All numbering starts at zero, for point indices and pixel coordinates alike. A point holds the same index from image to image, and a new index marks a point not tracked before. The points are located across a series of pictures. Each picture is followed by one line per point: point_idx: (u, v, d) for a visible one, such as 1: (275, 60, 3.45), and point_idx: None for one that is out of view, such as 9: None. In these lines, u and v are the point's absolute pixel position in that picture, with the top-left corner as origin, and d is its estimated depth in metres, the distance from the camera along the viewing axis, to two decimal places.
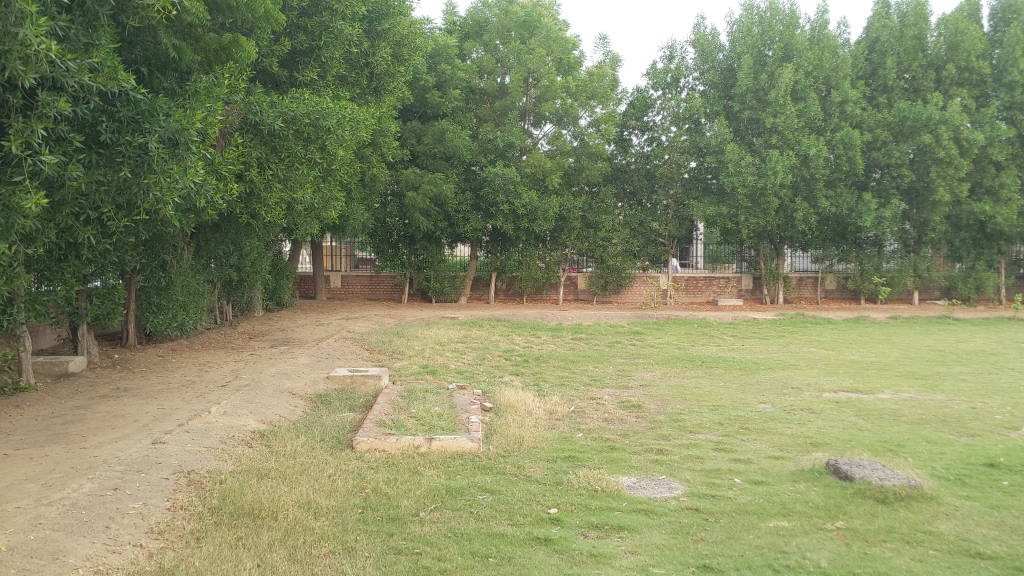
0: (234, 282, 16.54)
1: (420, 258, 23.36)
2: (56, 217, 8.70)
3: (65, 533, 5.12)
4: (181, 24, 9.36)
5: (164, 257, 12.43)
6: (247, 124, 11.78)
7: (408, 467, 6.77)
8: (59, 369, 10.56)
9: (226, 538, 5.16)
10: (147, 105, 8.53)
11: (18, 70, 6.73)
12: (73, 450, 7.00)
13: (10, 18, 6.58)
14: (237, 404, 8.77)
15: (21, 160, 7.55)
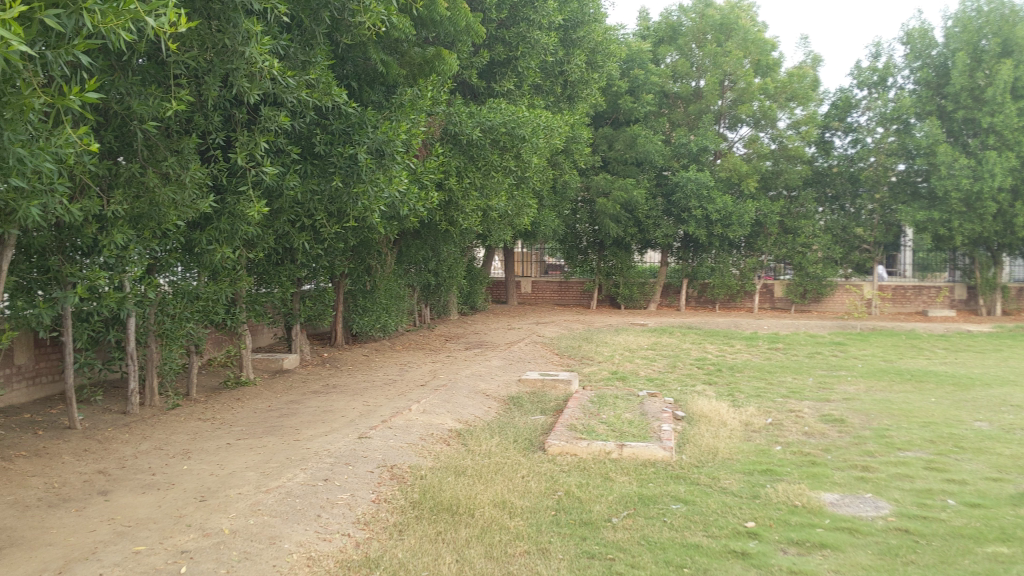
0: (432, 287, 17.16)
1: (610, 264, 23.46)
2: (275, 225, 9.35)
3: (282, 520, 5.48)
4: (389, 39, 9.82)
5: (370, 261, 13.05)
6: (448, 135, 12.20)
7: (600, 472, 6.79)
8: (275, 366, 11.33)
9: (427, 532, 5.37)
10: (357, 117, 8.96)
11: (245, 86, 7.33)
12: (287, 441, 7.49)
13: (238, 38, 7.06)
14: (435, 404, 9.09)
15: (245, 171, 8.16)
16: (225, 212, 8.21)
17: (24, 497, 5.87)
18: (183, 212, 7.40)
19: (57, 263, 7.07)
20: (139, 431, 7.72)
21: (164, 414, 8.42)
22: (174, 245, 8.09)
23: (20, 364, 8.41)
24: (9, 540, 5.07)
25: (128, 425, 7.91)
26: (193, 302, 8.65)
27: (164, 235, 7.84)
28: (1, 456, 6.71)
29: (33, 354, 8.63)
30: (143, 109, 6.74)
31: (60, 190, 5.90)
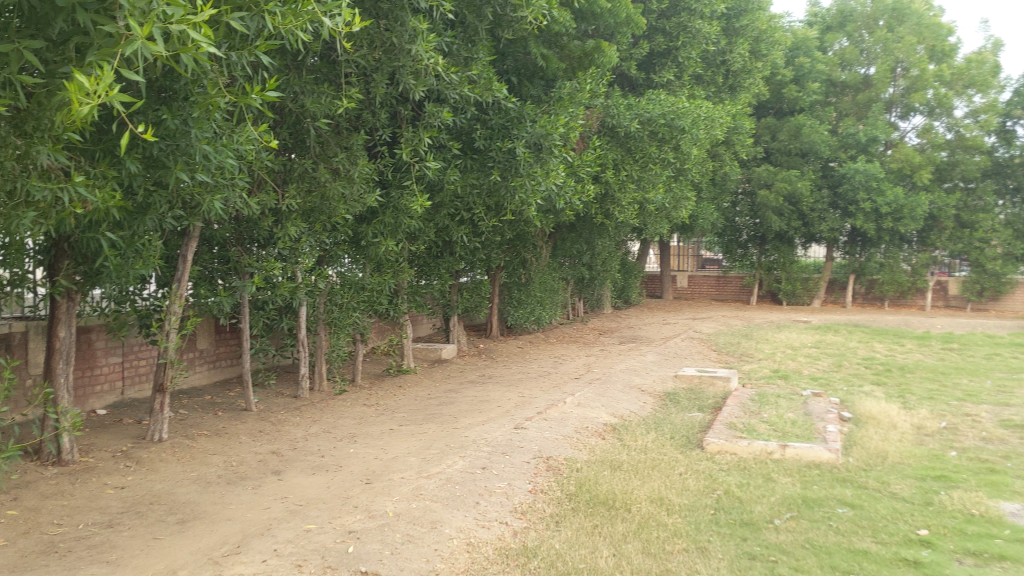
0: (587, 280, 17.16)
1: (770, 258, 22.82)
2: (436, 218, 9.58)
3: (442, 505, 5.62)
4: (549, 33, 9.87)
5: (526, 255, 13.16)
6: (606, 127, 12.17)
7: (761, 472, 6.63)
8: (433, 355, 11.60)
9: (584, 525, 5.37)
10: (516, 112, 9.02)
11: (411, 83, 7.55)
12: (446, 429, 7.67)
13: (405, 36, 7.26)
14: (590, 397, 9.10)
15: (409, 166, 8.39)
16: (390, 206, 8.47)
17: (206, 474, 6.25)
18: (351, 206, 7.71)
19: (236, 253, 7.49)
20: (309, 415, 8.09)
21: (331, 399, 8.79)
22: (342, 237, 8.43)
23: (202, 348, 8.96)
24: (193, 513, 5.41)
25: (298, 409, 8.30)
26: (360, 292, 8.95)
27: (332, 228, 8.17)
28: (185, 434, 7.17)
29: (214, 339, 9.18)
30: (315, 107, 7.06)
31: (240, 185, 6.24)
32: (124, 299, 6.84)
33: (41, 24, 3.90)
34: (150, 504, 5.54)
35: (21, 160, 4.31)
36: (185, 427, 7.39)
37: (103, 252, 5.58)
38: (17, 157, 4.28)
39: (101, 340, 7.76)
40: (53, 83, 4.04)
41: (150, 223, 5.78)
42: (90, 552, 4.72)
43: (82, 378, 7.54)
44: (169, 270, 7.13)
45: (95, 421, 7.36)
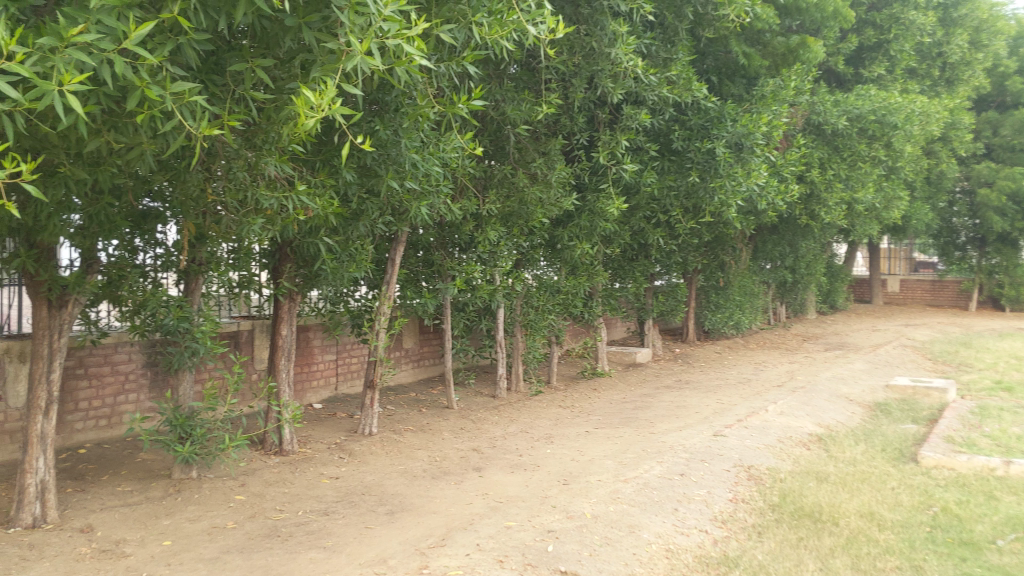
0: (788, 284, 16.62)
1: (992, 262, 21.26)
2: (631, 220, 9.58)
3: (641, 510, 5.61)
4: (752, 31, 9.67)
5: (724, 257, 12.92)
6: (811, 125, 11.76)
7: (982, 490, 6.20)
8: (629, 359, 11.59)
9: (788, 537, 5.21)
10: (716, 111, 8.81)
11: (609, 86, 7.60)
12: (643, 433, 7.64)
13: (605, 40, 7.32)
14: (794, 406, 8.82)
15: (607, 169, 8.42)
16: (585, 210, 8.53)
17: (412, 468, 6.51)
18: (548, 209, 7.85)
19: (439, 257, 7.77)
20: (508, 414, 8.27)
21: (528, 400, 8.95)
22: (539, 241, 8.56)
23: (408, 347, 9.36)
24: (401, 505, 5.66)
25: (498, 408, 8.50)
26: (556, 295, 9.03)
27: (530, 232, 8.30)
28: (393, 430, 7.50)
29: (418, 339, 9.55)
30: (516, 114, 7.22)
31: (445, 191, 6.46)
32: (338, 301, 7.22)
33: (272, 43, 4.19)
34: (361, 495, 5.84)
35: (252, 171, 4.66)
36: (393, 423, 7.73)
37: (320, 256, 5.94)
38: (249, 168, 4.63)
39: (317, 338, 8.24)
40: (281, 98, 4.30)
41: (363, 228, 6.10)
42: (308, 537, 5.02)
43: (301, 374, 8.03)
44: (379, 273, 7.49)
45: (311, 415, 7.82)
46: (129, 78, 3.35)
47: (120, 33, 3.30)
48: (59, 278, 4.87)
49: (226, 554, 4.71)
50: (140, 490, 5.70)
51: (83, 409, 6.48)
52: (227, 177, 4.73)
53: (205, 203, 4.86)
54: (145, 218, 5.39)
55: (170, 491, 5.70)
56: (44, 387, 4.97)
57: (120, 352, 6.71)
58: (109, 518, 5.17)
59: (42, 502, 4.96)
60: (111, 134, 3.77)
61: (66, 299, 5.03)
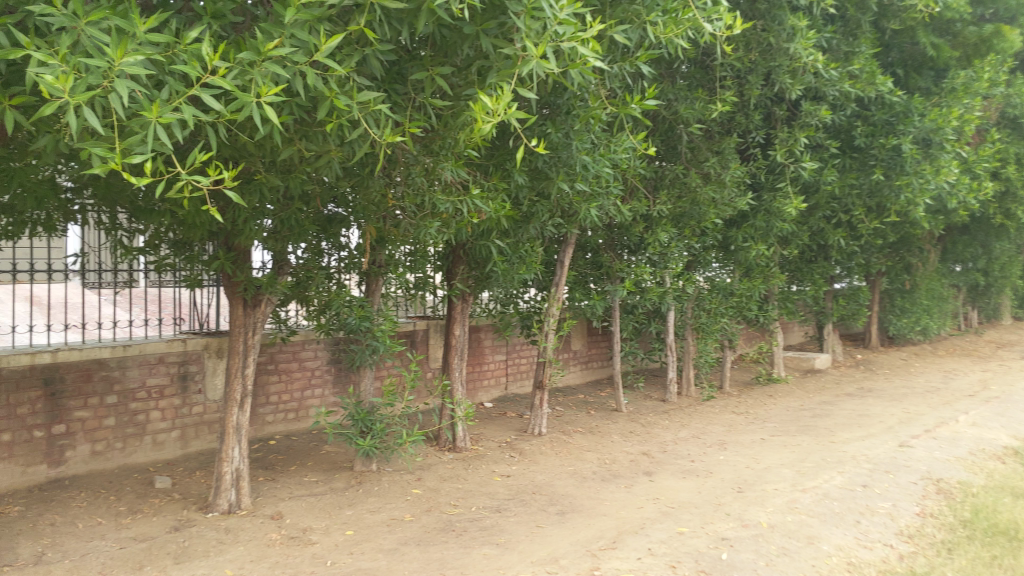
0: (980, 288, 15.63)
1: None
2: (810, 221, 9.26)
3: (820, 521, 5.41)
4: (941, 20, 9.21)
5: (910, 259, 12.27)
6: (1007, 118, 11.04)
7: None
8: (807, 365, 11.20)
9: (982, 555, 4.90)
10: (902, 106, 8.47)
11: (787, 82, 7.40)
12: (822, 442, 7.37)
13: (783, 35, 7.14)
14: (988, 417, 8.28)
15: (784, 168, 8.17)
16: (762, 210, 8.33)
17: (583, 469, 6.54)
18: (722, 210, 7.69)
19: (608, 259, 7.76)
20: (679, 419, 8.17)
21: (700, 405, 8.81)
22: (712, 242, 8.40)
23: (576, 349, 9.39)
24: (572, 505, 5.68)
25: (668, 412, 8.40)
26: (728, 299, 8.75)
27: (703, 234, 8.16)
28: (563, 431, 7.55)
29: (587, 341, 9.57)
30: (689, 113, 7.13)
31: (615, 193, 6.41)
32: (509, 302, 7.32)
33: (450, 52, 4.30)
34: (533, 494, 5.90)
35: (429, 176, 4.81)
36: (562, 424, 7.78)
37: (492, 258, 6.05)
38: (426, 173, 4.79)
39: (488, 338, 8.38)
40: (458, 105, 4.41)
41: (533, 230, 6.17)
42: (481, 533, 5.13)
43: (473, 373, 8.21)
44: (548, 274, 7.54)
45: (483, 414, 7.97)
46: (319, 89, 3.52)
47: (311, 46, 3.47)
48: (254, 279, 5.17)
49: (404, 546, 4.87)
50: (324, 481, 5.98)
51: (273, 403, 6.85)
52: (406, 183, 4.89)
53: (385, 207, 5.04)
54: (330, 222, 5.51)
55: (352, 483, 5.94)
56: (240, 380, 5.29)
57: (307, 350, 7.05)
58: (297, 506, 5.45)
59: (236, 490, 5.29)
60: (302, 143, 3.96)
61: (259, 299, 5.31)
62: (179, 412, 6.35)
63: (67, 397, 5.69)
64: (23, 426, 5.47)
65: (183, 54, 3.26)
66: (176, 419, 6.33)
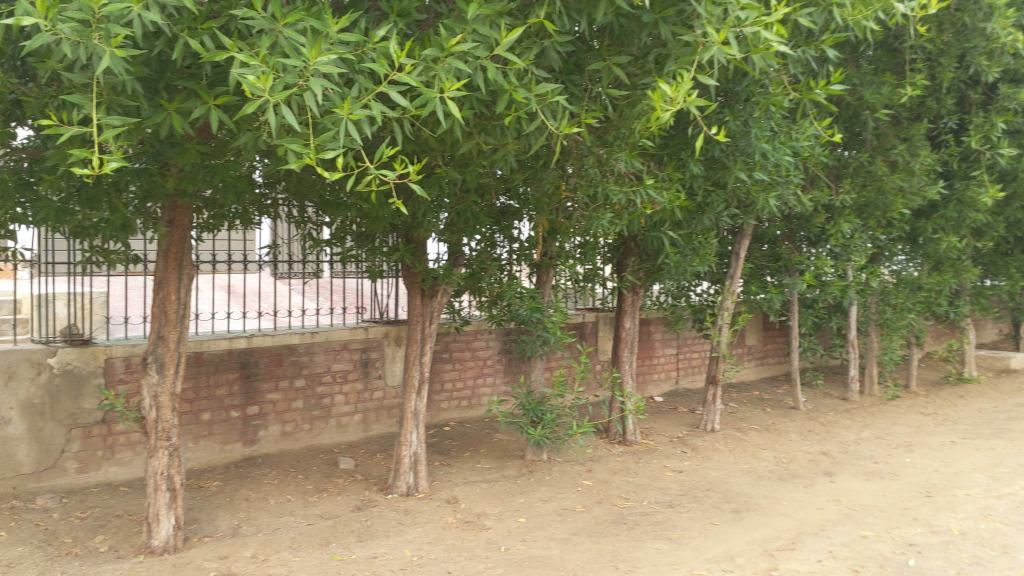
0: None
1: None
2: (1007, 212, 8.61)
3: (1018, 530, 5.06)
4: None
5: None
6: None
7: None
8: (1001, 365, 10.50)
9: None
10: None
11: (984, 64, 7.03)
12: (1019, 447, 6.89)
13: (979, 15, 6.83)
14: None
15: (980, 155, 7.68)
16: (954, 200, 7.86)
17: (758, 467, 6.37)
18: (910, 199, 7.22)
19: (787, 251, 7.58)
20: (861, 418, 7.84)
21: (884, 405, 8.42)
22: (898, 234, 8.01)
23: (751, 344, 9.15)
24: (747, 504, 5.55)
25: (848, 411, 8.08)
26: (917, 293, 8.32)
27: (889, 225, 7.78)
28: (737, 427, 7.38)
29: (762, 336, 9.31)
30: (875, 98, 6.81)
31: (795, 180, 6.11)
32: (680, 294, 7.13)
33: (627, 40, 4.18)
34: (706, 490, 5.80)
35: (603, 166, 4.77)
36: (736, 420, 7.61)
37: (664, 250, 5.97)
38: (600, 164, 4.75)
39: (659, 332, 8.29)
40: (635, 94, 4.33)
41: (707, 222, 6.07)
42: (654, 527, 5.08)
43: (644, 366, 8.15)
44: (721, 267, 7.41)
45: (654, 407, 7.91)
46: (498, 82, 3.54)
47: (492, 41, 3.51)
48: (431, 270, 5.30)
49: (576, 536, 4.89)
50: (497, 468, 6.09)
51: (447, 390, 7.03)
52: (580, 174, 4.88)
53: (558, 199, 5.04)
54: (504, 215, 5.63)
55: (524, 471, 6.03)
56: (418, 367, 5.46)
57: (479, 339, 7.18)
58: (471, 492, 5.57)
59: (415, 473, 5.46)
60: (481, 136, 3.98)
61: (436, 289, 5.44)
62: (361, 397, 6.62)
63: (260, 380, 6.03)
64: (222, 406, 5.85)
65: (372, 52, 3.37)
66: (358, 403, 6.60)
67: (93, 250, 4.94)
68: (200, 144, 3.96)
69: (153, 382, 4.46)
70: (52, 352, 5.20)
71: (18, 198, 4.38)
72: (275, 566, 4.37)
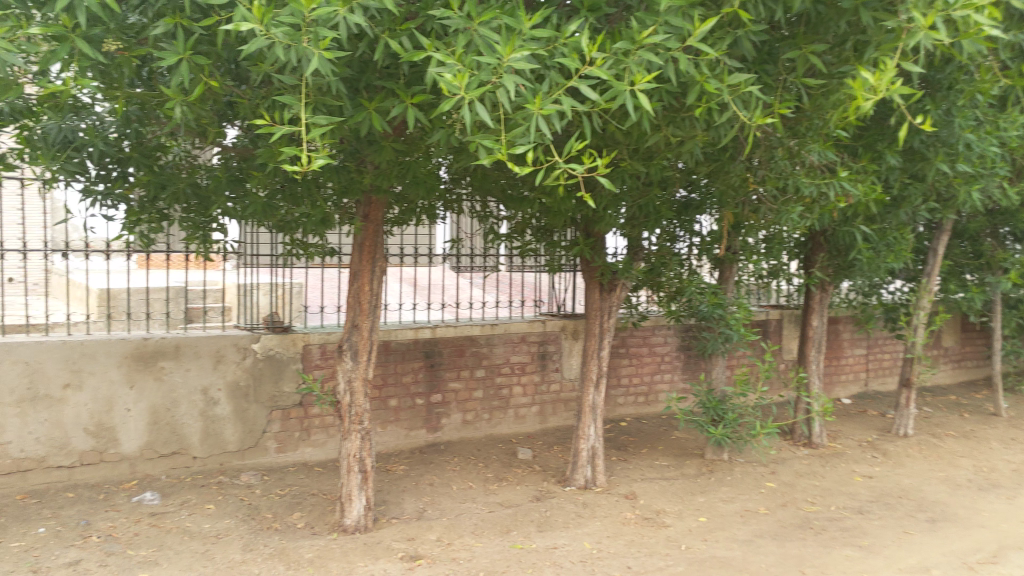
0: None
1: None
2: None
3: None
4: None
5: None
6: None
7: None
8: None
9: None
10: None
11: None
12: None
13: None
14: None
15: None
16: None
17: (955, 476, 6.03)
18: None
19: (990, 247, 7.14)
20: None
21: None
22: None
23: (947, 346, 8.66)
24: (944, 514, 5.26)
25: None
26: None
27: None
28: (931, 433, 7.01)
29: (960, 338, 8.80)
30: None
31: (1003, 173, 5.78)
32: (871, 293, 6.83)
33: (823, 28, 4.02)
34: (898, 497, 5.54)
35: (793, 158, 4.60)
36: (931, 426, 7.22)
37: (856, 246, 5.76)
38: (791, 156, 4.60)
39: (847, 331, 7.98)
40: (832, 83, 4.15)
41: (903, 216, 5.79)
42: (842, 534, 4.89)
43: (831, 367, 7.85)
44: (916, 264, 7.09)
45: (841, 409, 7.61)
46: (690, 74, 3.48)
47: (684, 32, 3.44)
48: (611, 264, 5.27)
49: (760, 539, 4.78)
50: (676, 466, 6.04)
51: (624, 385, 7.01)
52: (767, 166, 4.73)
53: (744, 192, 4.91)
54: (685, 208, 5.58)
55: (703, 470, 5.94)
56: (596, 361, 5.45)
57: (657, 335, 7.12)
58: (651, 488, 5.54)
59: (592, 466, 5.49)
60: (669, 129, 3.91)
61: (615, 283, 5.39)
62: (538, 388, 6.71)
63: (443, 369, 6.21)
64: (408, 393, 6.07)
65: (563, 47, 3.37)
66: (536, 395, 6.69)
67: (294, 243, 5.23)
68: (395, 141, 4.12)
69: (347, 368, 4.68)
70: (256, 338, 5.53)
71: (228, 194, 4.68)
72: (459, 551, 4.49)
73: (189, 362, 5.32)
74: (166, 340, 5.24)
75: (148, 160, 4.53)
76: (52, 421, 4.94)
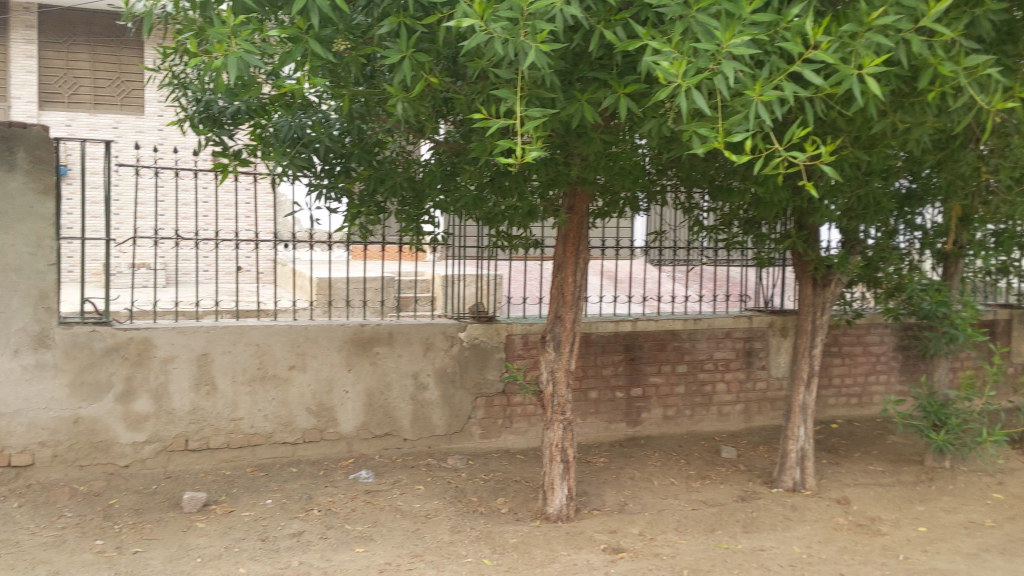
0: None
1: None
2: None
3: None
4: None
5: None
6: None
7: None
8: None
9: None
10: None
11: None
12: None
13: None
14: None
15: None
16: None
17: None
18: None
19: None
20: None
21: None
22: None
23: None
24: None
25: None
26: None
27: None
28: None
29: None
30: None
31: None
32: None
33: None
34: None
35: None
36: None
37: None
38: None
39: None
40: None
41: None
42: None
43: None
44: None
45: None
46: (922, 56, 3.28)
47: (917, 12, 3.24)
48: (824, 259, 5.04)
49: (986, 553, 4.47)
50: (892, 472, 5.74)
51: (836, 386, 6.73)
52: (1000, 153, 4.41)
53: (975, 181, 4.60)
54: (908, 200, 5.26)
55: (922, 478, 5.62)
56: (807, 360, 5.24)
57: (872, 333, 6.80)
58: (864, 494, 5.29)
59: (802, 469, 5.29)
60: (897, 115, 3.70)
61: (829, 279, 5.16)
62: (743, 386, 6.54)
63: (645, 363, 6.17)
64: (609, 386, 6.07)
65: (785, 31, 3.24)
66: (741, 392, 6.53)
67: (498, 236, 5.31)
68: (604, 132, 4.12)
69: (551, 358, 4.74)
70: (462, 327, 5.68)
71: (439, 188, 4.82)
72: (662, 546, 4.45)
73: (401, 348, 5.54)
74: (380, 326, 5.48)
75: (369, 155, 4.70)
76: (279, 400, 5.28)
